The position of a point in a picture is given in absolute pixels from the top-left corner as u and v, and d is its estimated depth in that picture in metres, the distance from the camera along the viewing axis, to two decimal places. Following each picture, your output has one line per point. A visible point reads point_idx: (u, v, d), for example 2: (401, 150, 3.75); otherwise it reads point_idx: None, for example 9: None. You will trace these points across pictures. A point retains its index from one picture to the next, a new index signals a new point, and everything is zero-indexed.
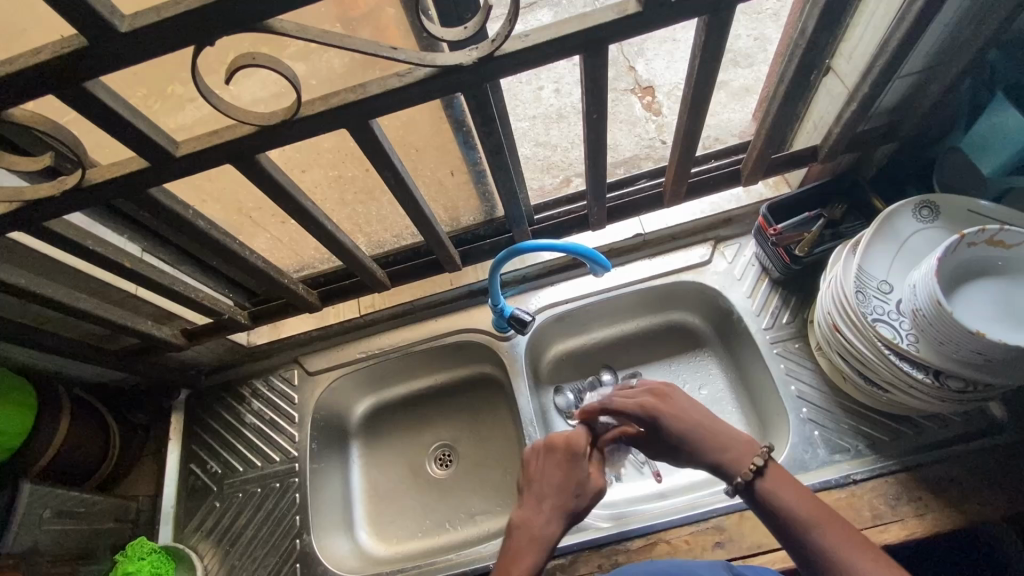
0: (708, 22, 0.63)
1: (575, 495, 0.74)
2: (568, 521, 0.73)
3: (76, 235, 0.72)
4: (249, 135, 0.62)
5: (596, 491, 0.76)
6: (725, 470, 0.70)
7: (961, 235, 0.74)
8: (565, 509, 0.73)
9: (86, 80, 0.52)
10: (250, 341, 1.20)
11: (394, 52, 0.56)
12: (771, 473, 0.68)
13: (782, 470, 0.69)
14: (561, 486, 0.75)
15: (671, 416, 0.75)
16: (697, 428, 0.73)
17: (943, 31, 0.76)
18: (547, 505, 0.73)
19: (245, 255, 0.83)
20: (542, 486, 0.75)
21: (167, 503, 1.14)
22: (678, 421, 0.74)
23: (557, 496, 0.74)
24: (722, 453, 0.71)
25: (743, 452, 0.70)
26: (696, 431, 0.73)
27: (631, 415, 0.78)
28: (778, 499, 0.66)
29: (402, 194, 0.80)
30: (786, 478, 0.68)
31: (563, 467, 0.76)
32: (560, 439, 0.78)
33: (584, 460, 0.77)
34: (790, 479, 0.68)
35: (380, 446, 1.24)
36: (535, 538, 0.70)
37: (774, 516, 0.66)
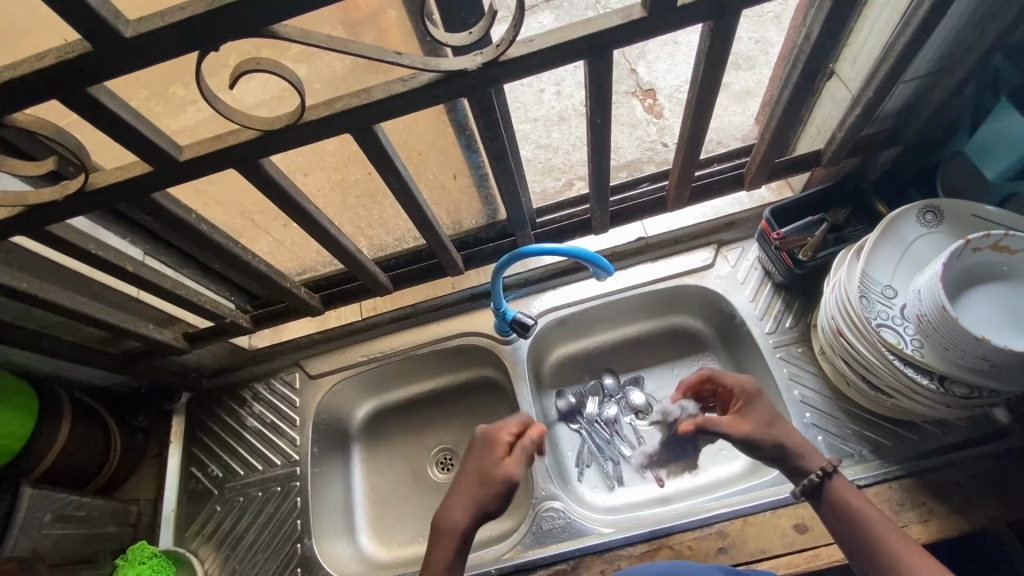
0: (713, 27, 0.62)
1: (487, 484, 0.74)
2: (477, 515, 0.73)
3: (77, 239, 0.72)
4: (252, 139, 0.62)
5: (509, 478, 0.74)
6: (803, 462, 0.75)
7: (966, 240, 0.73)
8: (477, 499, 0.74)
9: (90, 85, 0.52)
10: (251, 344, 1.20)
11: (398, 57, 0.55)
12: (838, 481, 0.72)
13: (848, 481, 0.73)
14: (475, 477, 0.76)
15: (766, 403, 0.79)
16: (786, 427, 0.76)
17: (948, 36, 0.76)
18: (461, 499, 0.75)
19: (247, 259, 0.83)
20: (467, 480, 0.76)
21: (167, 507, 1.14)
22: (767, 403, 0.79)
23: (474, 487, 0.75)
24: (801, 448, 0.75)
25: (813, 454, 0.75)
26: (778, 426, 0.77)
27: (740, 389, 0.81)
28: (849, 502, 0.70)
29: (405, 199, 0.80)
30: (853, 487, 0.72)
31: (484, 455, 0.77)
32: (482, 434, 0.80)
33: (496, 449, 0.78)
34: (854, 490, 0.72)
35: (381, 450, 1.24)
36: (444, 530, 0.73)
37: (838, 512, 0.71)
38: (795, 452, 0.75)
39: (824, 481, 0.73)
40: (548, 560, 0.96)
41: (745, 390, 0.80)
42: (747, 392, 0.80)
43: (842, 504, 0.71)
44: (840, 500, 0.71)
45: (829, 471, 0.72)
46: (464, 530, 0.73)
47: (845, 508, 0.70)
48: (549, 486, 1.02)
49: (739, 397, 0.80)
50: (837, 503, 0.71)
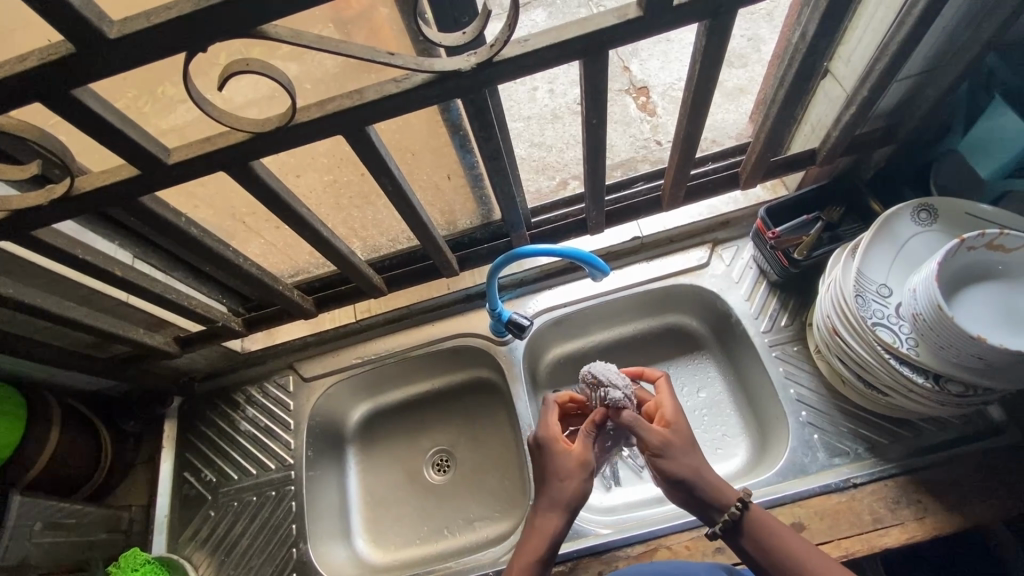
0: (709, 26, 0.62)
1: (568, 480, 0.77)
2: (569, 514, 0.75)
3: (64, 243, 0.71)
4: (243, 141, 0.61)
5: (585, 467, 0.77)
6: (712, 503, 0.72)
7: (961, 239, 0.73)
8: (558, 497, 0.76)
9: (74, 88, 0.50)
10: (244, 348, 1.19)
11: (390, 58, 0.54)
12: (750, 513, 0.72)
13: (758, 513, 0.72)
14: (554, 480, 0.77)
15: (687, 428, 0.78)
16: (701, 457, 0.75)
17: (942, 34, 0.76)
18: (547, 505, 0.76)
19: (238, 261, 0.82)
20: (548, 482, 0.78)
21: (160, 512, 1.13)
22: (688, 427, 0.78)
23: (553, 485, 0.77)
24: (711, 486, 0.73)
25: (724, 492, 0.72)
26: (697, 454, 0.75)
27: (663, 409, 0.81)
28: (764, 533, 0.70)
29: (399, 201, 0.79)
30: (763, 519, 0.72)
31: (552, 452, 0.79)
32: (536, 432, 0.83)
33: (557, 445, 0.80)
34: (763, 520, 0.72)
35: (377, 452, 1.23)
36: (535, 533, 0.75)
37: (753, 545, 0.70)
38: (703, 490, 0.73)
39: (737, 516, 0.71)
40: None
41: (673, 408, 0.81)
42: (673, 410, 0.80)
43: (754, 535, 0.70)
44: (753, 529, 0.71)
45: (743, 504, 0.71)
46: (559, 531, 0.74)
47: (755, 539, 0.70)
48: None
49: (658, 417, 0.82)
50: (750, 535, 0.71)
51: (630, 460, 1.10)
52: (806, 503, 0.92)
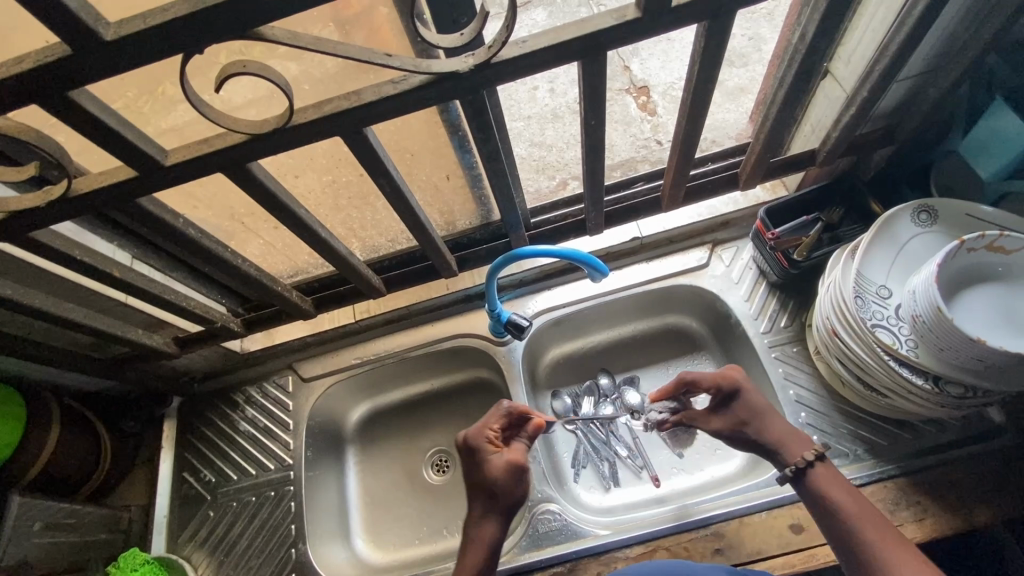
0: (708, 27, 0.61)
1: (499, 484, 0.79)
2: (503, 519, 0.79)
3: (63, 245, 0.71)
4: (241, 143, 0.60)
5: (513, 470, 0.80)
6: (783, 455, 0.80)
7: (961, 240, 0.73)
8: (491, 505, 0.80)
9: (70, 89, 0.50)
10: (244, 348, 1.20)
11: (388, 59, 0.54)
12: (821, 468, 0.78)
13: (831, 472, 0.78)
14: (486, 487, 0.80)
15: (751, 396, 0.86)
16: (769, 419, 0.83)
17: (942, 35, 0.76)
18: (481, 514, 0.80)
19: (236, 262, 0.82)
20: (480, 488, 0.81)
21: (160, 512, 1.13)
22: (753, 402, 0.85)
23: (486, 495, 0.80)
24: (781, 440, 0.81)
25: (798, 445, 0.80)
26: (764, 420, 0.84)
27: (718, 390, 0.86)
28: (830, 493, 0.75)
29: (398, 202, 0.79)
30: (835, 478, 0.76)
31: (477, 460, 0.82)
32: (467, 437, 0.84)
33: (486, 453, 0.81)
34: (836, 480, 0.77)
35: (376, 453, 1.23)
36: (474, 541, 0.79)
37: (820, 498, 0.76)
38: (774, 447, 0.81)
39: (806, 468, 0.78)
40: (545, 562, 0.95)
41: (720, 388, 0.86)
42: (724, 389, 0.86)
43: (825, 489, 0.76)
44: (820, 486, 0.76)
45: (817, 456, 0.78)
46: (496, 537, 0.79)
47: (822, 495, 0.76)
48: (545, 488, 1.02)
49: (719, 397, 0.87)
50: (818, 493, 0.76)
51: (628, 460, 1.10)
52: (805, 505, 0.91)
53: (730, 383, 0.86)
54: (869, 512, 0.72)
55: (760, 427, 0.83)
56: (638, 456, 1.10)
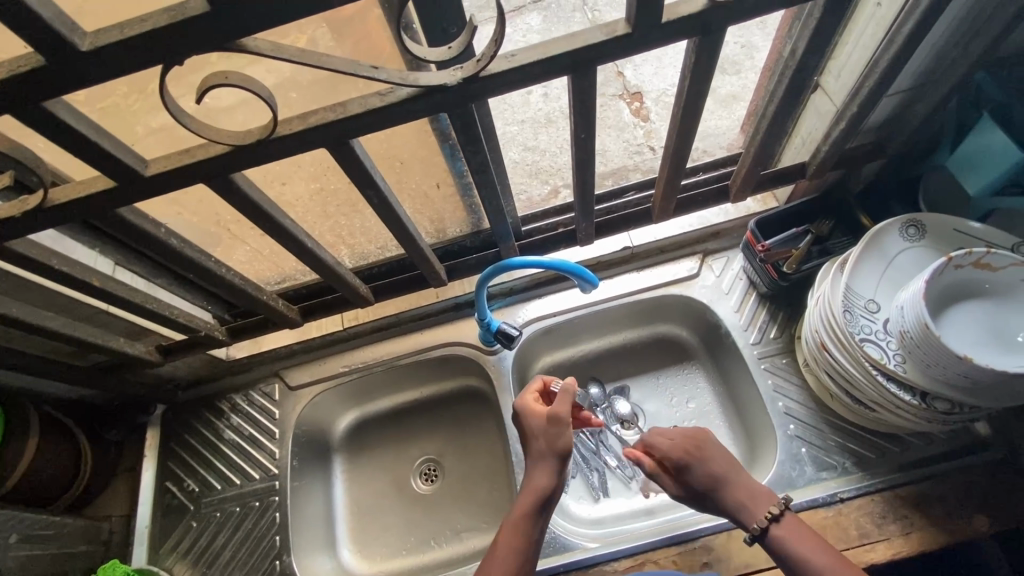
0: (699, 43, 0.61)
1: (541, 437, 0.83)
2: (556, 469, 0.80)
3: (41, 254, 0.69)
4: (224, 154, 0.59)
5: (557, 420, 0.81)
6: (743, 518, 0.74)
7: (948, 257, 0.73)
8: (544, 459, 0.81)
9: (45, 100, 0.49)
10: (229, 355, 1.18)
11: (373, 71, 0.53)
12: (786, 525, 0.72)
13: (800, 524, 0.72)
14: (534, 437, 0.83)
15: (714, 460, 0.77)
16: (731, 483, 0.75)
17: (931, 52, 0.76)
18: (535, 462, 0.82)
19: (220, 272, 0.80)
20: (528, 443, 0.84)
21: (141, 523, 1.11)
22: (713, 467, 0.77)
23: (538, 450, 0.82)
24: (739, 502, 0.75)
25: (760, 500, 0.74)
26: (725, 484, 0.76)
27: (671, 460, 0.78)
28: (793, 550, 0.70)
29: (386, 213, 0.78)
30: (801, 535, 0.71)
31: (528, 419, 0.85)
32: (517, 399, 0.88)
33: (530, 410, 0.85)
34: (808, 535, 0.71)
35: (363, 462, 1.21)
36: (527, 489, 0.80)
37: (789, 564, 0.70)
38: (733, 508, 0.75)
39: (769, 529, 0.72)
40: None
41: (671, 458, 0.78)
42: (678, 459, 0.78)
43: (787, 553, 0.70)
44: (784, 552, 0.70)
45: (775, 517, 0.72)
46: (550, 487, 0.79)
47: (788, 556, 0.70)
48: None
49: (675, 467, 0.78)
50: (786, 558, 0.70)
51: (617, 470, 1.10)
52: None
53: (683, 454, 0.78)
54: (844, 574, 0.65)
55: (719, 495, 0.76)
56: (628, 467, 1.10)
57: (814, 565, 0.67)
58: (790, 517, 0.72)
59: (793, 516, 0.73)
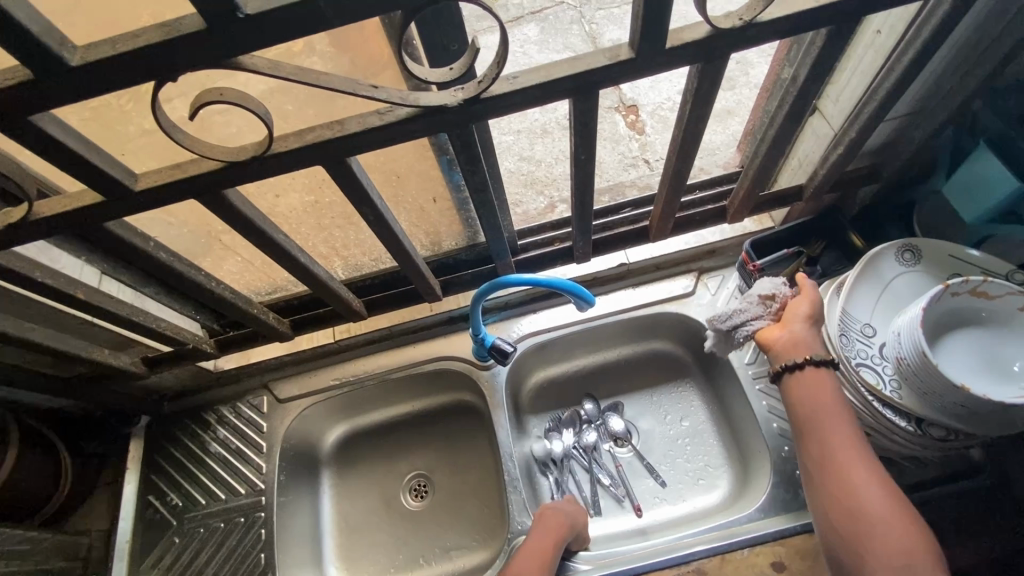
0: (702, 69, 0.61)
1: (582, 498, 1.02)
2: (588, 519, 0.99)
3: (24, 267, 0.67)
4: (216, 170, 0.57)
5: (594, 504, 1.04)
6: (808, 350, 0.76)
7: (945, 285, 0.73)
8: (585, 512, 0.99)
9: (32, 114, 0.47)
10: (217, 366, 1.16)
11: (373, 90, 0.52)
12: (816, 377, 0.74)
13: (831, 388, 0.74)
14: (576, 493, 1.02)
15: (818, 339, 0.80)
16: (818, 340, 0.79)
17: (929, 80, 0.77)
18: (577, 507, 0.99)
19: (209, 286, 0.78)
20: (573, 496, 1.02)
21: (121, 538, 1.08)
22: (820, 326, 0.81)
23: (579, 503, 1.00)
24: (807, 345, 0.77)
25: (811, 350, 0.77)
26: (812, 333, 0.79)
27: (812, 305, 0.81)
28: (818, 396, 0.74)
29: (382, 229, 0.77)
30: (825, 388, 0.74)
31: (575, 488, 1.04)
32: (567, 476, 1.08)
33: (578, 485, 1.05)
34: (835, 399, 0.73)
35: (352, 477, 1.19)
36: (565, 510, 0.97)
37: (806, 408, 0.74)
38: (803, 341, 0.78)
39: (795, 371, 0.75)
40: None
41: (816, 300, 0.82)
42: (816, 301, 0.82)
43: (801, 398, 0.74)
44: (799, 405, 0.75)
45: (817, 362, 0.75)
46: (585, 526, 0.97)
47: (801, 404, 0.74)
48: (525, 518, 1.01)
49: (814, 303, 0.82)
50: (806, 408, 0.74)
51: (610, 489, 1.09)
52: (787, 543, 0.91)
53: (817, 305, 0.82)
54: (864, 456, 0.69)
55: (805, 332, 0.78)
56: (621, 486, 1.09)
57: (818, 430, 0.72)
58: (825, 372, 0.75)
59: (828, 373, 0.75)
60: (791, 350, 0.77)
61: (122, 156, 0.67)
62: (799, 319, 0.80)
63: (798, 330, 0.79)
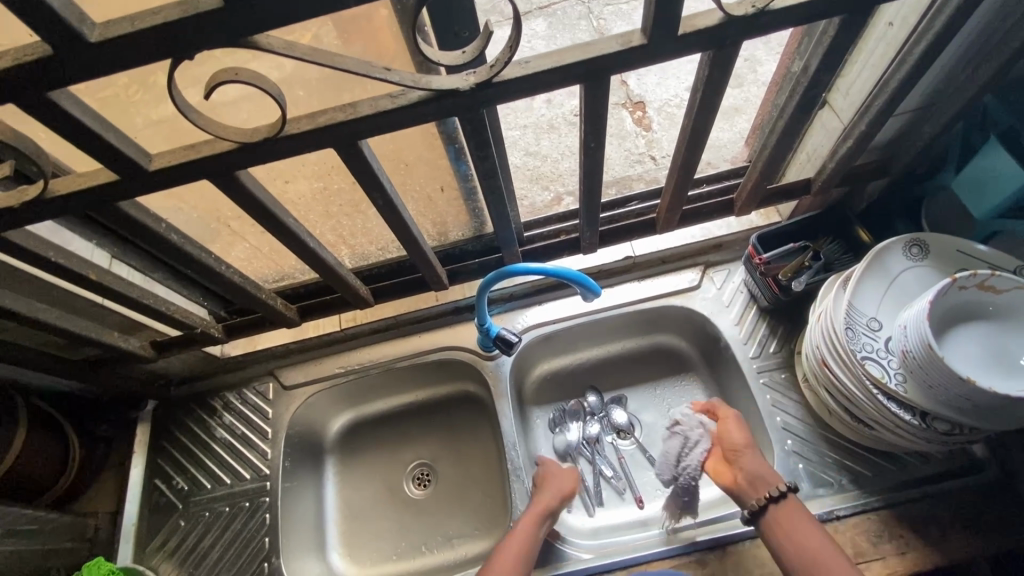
0: (713, 56, 0.61)
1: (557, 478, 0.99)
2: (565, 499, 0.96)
3: (37, 246, 0.67)
4: (230, 151, 0.58)
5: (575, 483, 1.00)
6: (764, 486, 0.88)
7: (952, 278, 0.73)
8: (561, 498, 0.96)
9: (50, 89, 0.48)
10: (224, 352, 1.17)
11: (387, 73, 0.52)
12: (784, 506, 0.85)
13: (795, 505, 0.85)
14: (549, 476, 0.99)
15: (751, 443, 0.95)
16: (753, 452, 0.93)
17: (940, 73, 0.76)
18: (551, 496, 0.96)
19: (219, 269, 0.79)
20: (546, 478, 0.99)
21: (127, 520, 1.09)
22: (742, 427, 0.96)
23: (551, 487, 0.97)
24: (757, 476, 0.89)
25: (767, 484, 0.88)
26: (750, 452, 0.93)
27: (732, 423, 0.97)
28: (791, 526, 0.83)
29: (391, 215, 0.77)
30: (800, 518, 0.83)
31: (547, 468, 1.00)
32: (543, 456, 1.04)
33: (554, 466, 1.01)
34: (800, 516, 0.84)
35: (356, 464, 1.20)
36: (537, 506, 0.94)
37: (782, 546, 0.82)
38: (757, 477, 0.89)
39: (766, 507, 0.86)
40: None
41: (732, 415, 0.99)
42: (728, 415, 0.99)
43: (780, 533, 0.83)
44: (776, 533, 0.84)
45: (779, 495, 0.85)
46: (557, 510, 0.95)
47: (786, 545, 0.82)
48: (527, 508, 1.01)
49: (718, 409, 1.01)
50: (780, 535, 0.83)
51: (613, 481, 1.09)
52: None
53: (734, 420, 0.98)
54: (821, 537, 0.81)
55: (749, 462, 0.91)
56: (625, 480, 1.08)
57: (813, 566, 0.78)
58: (792, 500, 0.86)
59: (794, 503, 0.85)
60: (755, 490, 0.88)
61: (138, 136, 0.68)
62: (736, 454, 0.93)
63: (744, 467, 0.91)
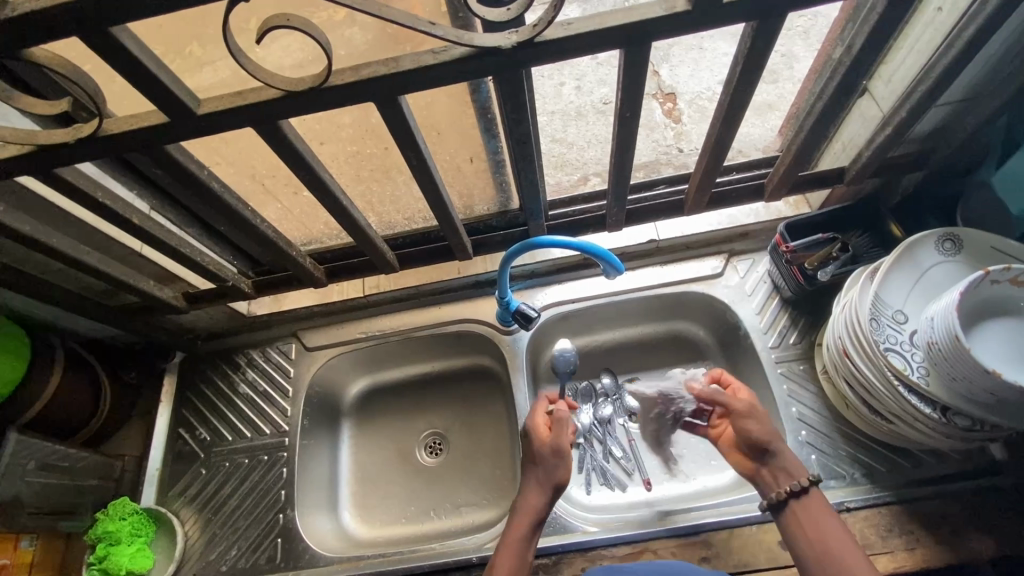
0: (756, 28, 0.60)
1: (545, 462, 0.95)
2: (552, 492, 0.93)
3: (84, 185, 0.70)
4: (274, 99, 0.60)
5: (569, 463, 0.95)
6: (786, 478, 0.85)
7: (986, 271, 0.72)
8: (547, 491, 0.93)
9: (112, 26, 0.50)
10: (250, 311, 1.21)
11: (431, 27, 0.53)
12: (808, 501, 0.83)
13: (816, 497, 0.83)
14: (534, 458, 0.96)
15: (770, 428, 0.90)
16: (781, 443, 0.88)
17: (987, 63, 0.75)
18: (535, 485, 0.94)
19: (254, 223, 0.81)
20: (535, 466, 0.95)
21: (153, 465, 1.13)
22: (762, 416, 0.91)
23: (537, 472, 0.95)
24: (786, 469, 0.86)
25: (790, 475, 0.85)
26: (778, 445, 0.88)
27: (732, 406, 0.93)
28: (806, 518, 0.81)
29: (422, 177, 0.78)
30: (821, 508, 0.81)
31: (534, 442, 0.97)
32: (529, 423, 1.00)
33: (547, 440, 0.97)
34: (821, 508, 0.82)
35: (371, 429, 1.23)
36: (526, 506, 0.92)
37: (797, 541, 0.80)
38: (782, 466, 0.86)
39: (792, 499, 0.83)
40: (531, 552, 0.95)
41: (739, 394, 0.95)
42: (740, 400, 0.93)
43: (802, 528, 0.81)
44: (794, 527, 0.82)
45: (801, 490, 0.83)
46: (543, 506, 0.92)
47: (806, 541, 0.79)
48: None
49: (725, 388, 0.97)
50: (801, 527, 0.81)
51: (622, 461, 1.10)
52: None
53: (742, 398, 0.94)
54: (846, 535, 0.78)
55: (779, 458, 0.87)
56: (635, 459, 1.10)
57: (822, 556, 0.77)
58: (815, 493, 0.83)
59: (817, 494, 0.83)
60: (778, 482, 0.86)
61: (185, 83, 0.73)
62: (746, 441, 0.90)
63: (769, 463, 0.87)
